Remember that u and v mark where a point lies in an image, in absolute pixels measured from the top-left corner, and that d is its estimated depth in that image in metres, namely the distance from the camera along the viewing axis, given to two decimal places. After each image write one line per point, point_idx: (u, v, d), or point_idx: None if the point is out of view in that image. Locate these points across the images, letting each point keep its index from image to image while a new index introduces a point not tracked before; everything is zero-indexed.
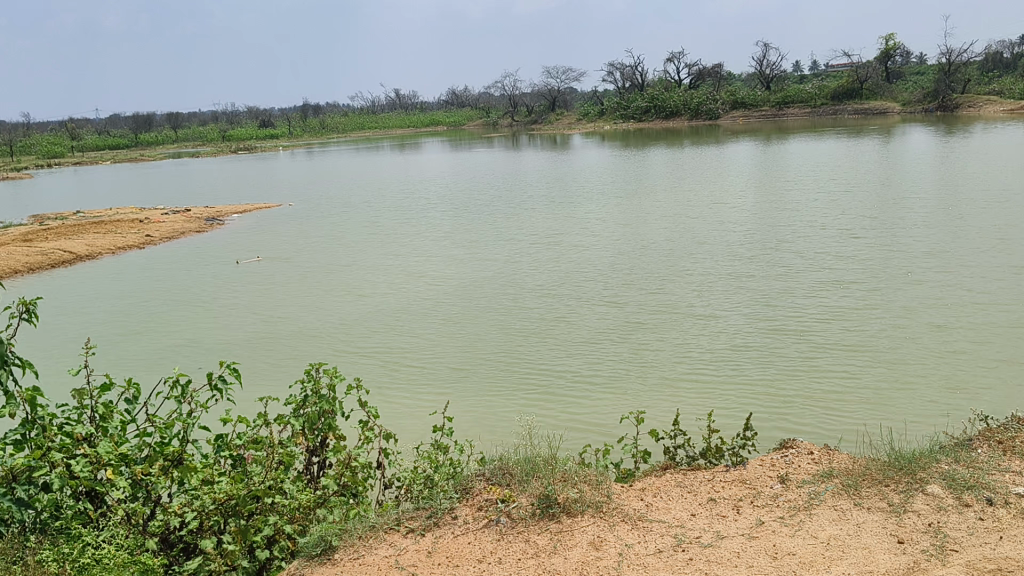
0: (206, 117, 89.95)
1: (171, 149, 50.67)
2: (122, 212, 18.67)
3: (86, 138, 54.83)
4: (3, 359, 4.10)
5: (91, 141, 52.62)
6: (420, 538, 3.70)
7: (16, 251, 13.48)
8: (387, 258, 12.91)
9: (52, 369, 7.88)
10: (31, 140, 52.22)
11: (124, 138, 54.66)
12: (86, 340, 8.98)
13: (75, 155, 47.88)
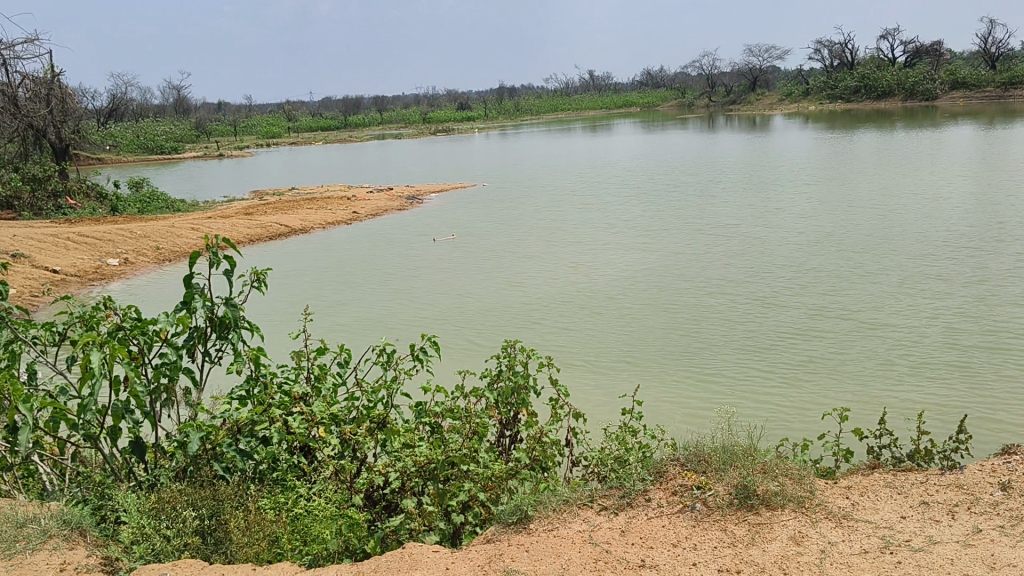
0: (412, 98, 94.67)
1: (379, 130, 53.63)
2: (330, 190, 19.88)
3: (303, 119, 59.16)
4: (234, 322, 4.50)
5: (308, 121, 56.61)
6: (613, 517, 3.72)
7: (240, 223, 14.70)
8: (574, 244, 13.06)
9: (274, 332, 8.52)
10: (257, 120, 56.98)
11: (336, 119, 58.45)
12: (302, 308, 9.69)
13: (291, 136, 51.44)
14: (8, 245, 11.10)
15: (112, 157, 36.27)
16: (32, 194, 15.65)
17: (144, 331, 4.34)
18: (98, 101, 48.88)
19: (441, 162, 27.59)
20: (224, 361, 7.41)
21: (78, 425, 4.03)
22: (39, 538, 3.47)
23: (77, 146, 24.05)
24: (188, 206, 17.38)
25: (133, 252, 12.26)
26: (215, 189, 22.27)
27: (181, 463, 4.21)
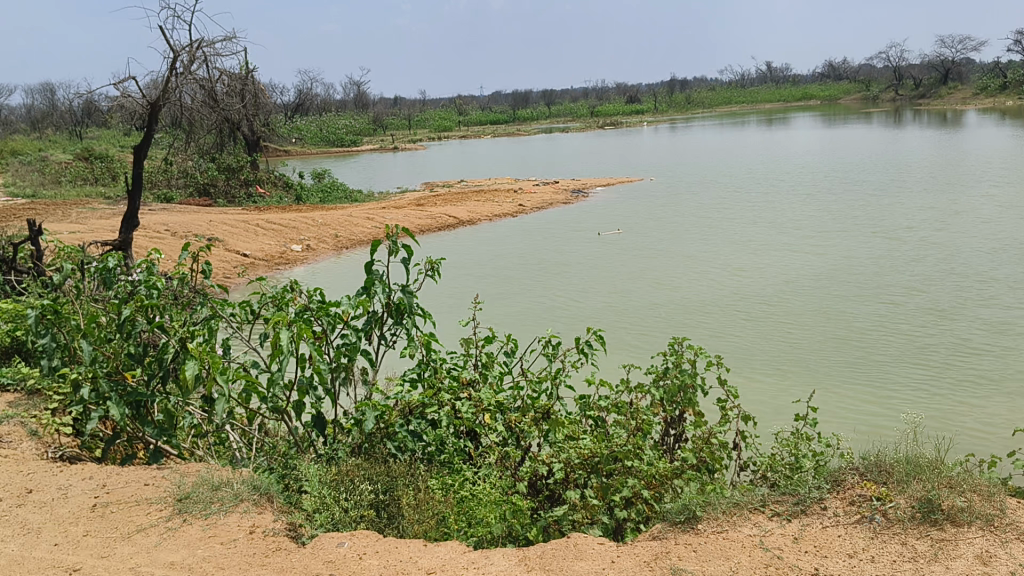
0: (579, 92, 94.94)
1: (546, 124, 54.12)
2: (497, 182, 20.25)
3: (472, 113, 60.63)
4: (408, 309, 4.68)
5: (477, 115, 57.91)
6: (786, 523, 3.60)
7: (411, 213, 15.27)
8: (741, 243, 12.72)
9: (446, 319, 8.79)
10: (430, 114, 58.92)
11: (505, 113, 59.47)
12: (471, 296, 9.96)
13: (461, 129, 52.88)
14: (206, 230, 12.04)
15: (298, 149, 38.60)
16: (227, 182, 16.92)
17: (327, 313, 4.59)
18: (285, 96, 52.08)
19: (606, 157, 27.54)
20: (397, 346, 7.71)
21: (267, 397, 4.31)
22: (232, 501, 3.73)
23: (267, 139, 25.74)
24: (364, 196, 18.22)
25: (315, 239, 12.97)
26: (389, 181, 23.24)
27: (357, 439, 4.43)
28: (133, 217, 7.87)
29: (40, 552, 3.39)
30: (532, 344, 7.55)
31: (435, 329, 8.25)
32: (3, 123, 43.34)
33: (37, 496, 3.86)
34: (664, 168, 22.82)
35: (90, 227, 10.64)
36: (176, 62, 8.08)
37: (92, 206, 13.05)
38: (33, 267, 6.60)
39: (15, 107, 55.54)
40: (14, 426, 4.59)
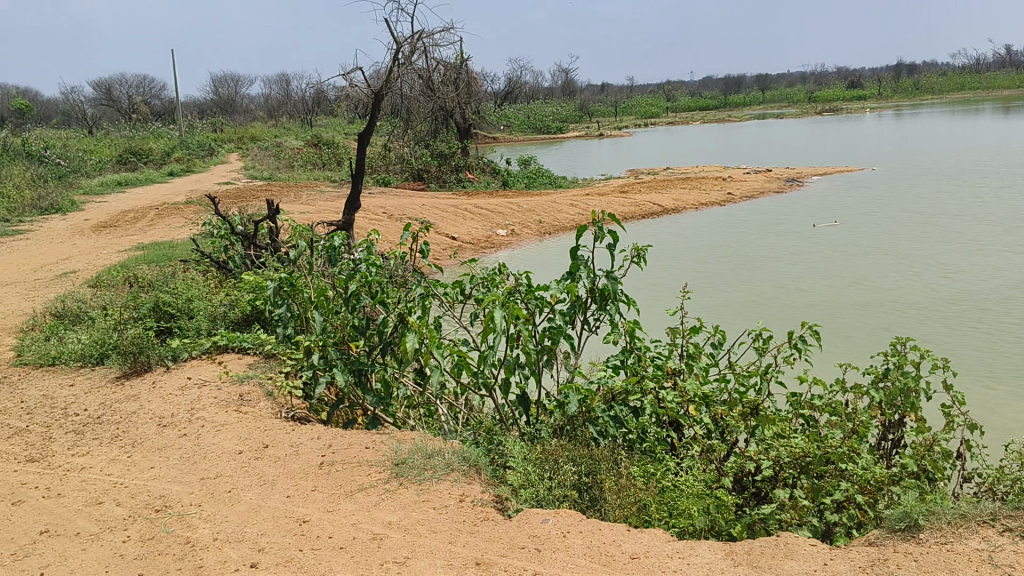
0: (793, 77, 90.75)
1: (758, 110, 52.16)
2: (705, 170, 19.82)
3: (680, 99, 59.60)
4: (614, 296, 4.68)
5: (685, 102, 56.82)
6: (1020, 540, 3.26)
7: (615, 201, 15.28)
8: (974, 241, 11.66)
9: (648, 307, 8.75)
10: (637, 100, 58.46)
11: (715, 99, 57.89)
12: (674, 285, 9.84)
13: (670, 116, 52.20)
14: (419, 213, 12.68)
15: (506, 136, 39.69)
16: (439, 168, 17.73)
17: (534, 296, 4.69)
18: (497, 84, 53.72)
19: (825, 145, 26.19)
20: (601, 332, 7.77)
21: (477, 374, 4.48)
22: (443, 470, 3.92)
23: (479, 126, 26.60)
24: (569, 182, 18.45)
25: (520, 224, 13.29)
26: (594, 167, 23.35)
27: (560, 421, 4.51)
28: (356, 199, 8.40)
29: (275, 502, 3.72)
30: (741, 336, 7.35)
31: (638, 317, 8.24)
32: (245, 112, 47.77)
33: (272, 450, 4.24)
34: (888, 157, 21.36)
35: (317, 208, 11.49)
36: (399, 52, 8.53)
37: (319, 189, 14.11)
38: (272, 243, 7.22)
39: (257, 96, 60.95)
40: (253, 385, 5.07)
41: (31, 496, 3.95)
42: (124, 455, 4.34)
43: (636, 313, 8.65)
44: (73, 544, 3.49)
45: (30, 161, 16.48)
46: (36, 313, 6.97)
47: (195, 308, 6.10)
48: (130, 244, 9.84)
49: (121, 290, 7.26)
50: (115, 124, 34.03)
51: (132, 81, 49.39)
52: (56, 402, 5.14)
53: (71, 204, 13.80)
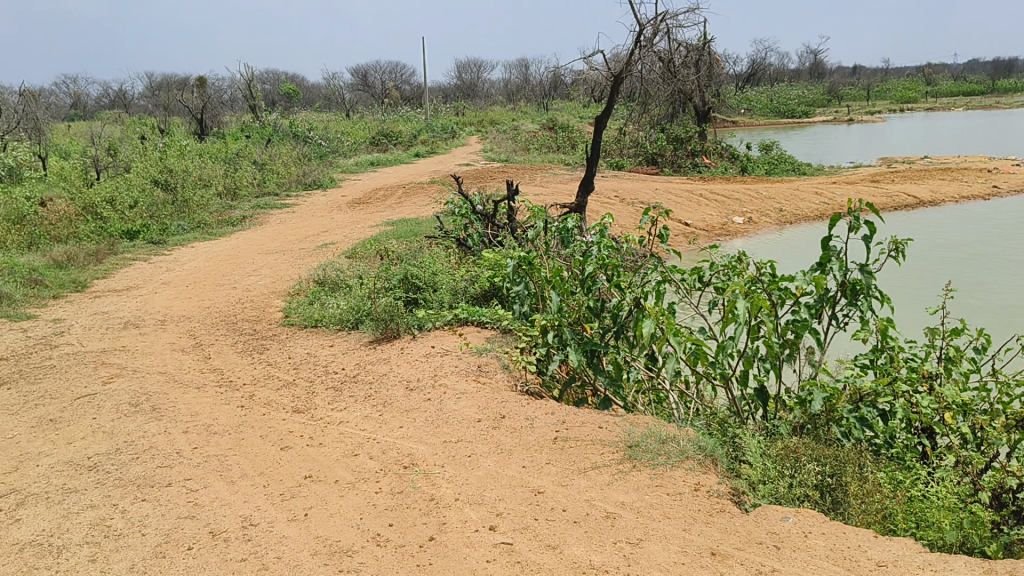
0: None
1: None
2: (970, 161, 18.10)
3: (941, 83, 54.68)
4: (867, 290, 4.39)
5: (948, 86, 52.05)
6: None
7: (864, 190, 14.34)
8: None
9: (905, 306, 8.13)
10: (891, 84, 54.28)
11: (983, 83, 52.65)
12: (933, 283, 9.09)
13: (928, 101, 48.03)
14: (654, 198, 12.61)
15: (745, 121, 38.37)
16: (674, 153, 17.61)
17: (778, 288, 4.51)
18: (737, 67, 51.98)
19: None
20: (848, 329, 7.35)
21: (714, 364, 4.40)
22: (678, 457, 3.89)
23: (717, 110, 25.88)
24: (813, 169, 17.54)
25: (758, 212, 12.84)
26: (842, 155, 22.01)
27: (800, 419, 4.33)
28: (590, 182, 8.46)
29: (512, 471, 3.87)
30: (1015, 344, 6.67)
31: (893, 314, 7.69)
32: (485, 96, 49.64)
33: (509, 422, 4.40)
34: None
35: (552, 190, 11.74)
36: (642, 35, 8.50)
37: (555, 171, 14.41)
38: (509, 224, 7.45)
39: (497, 81, 63.10)
40: (491, 357, 5.28)
41: (297, 442, 4.37)
42: (375, 413, 4.70)
43: (889, 310, 8.09)
44: (332, 490, 3.83)
45: (296, 141, 18.15)
46: (301, 279, 7.69)
47: (439, 282, 6.45)
48: (381, 219, 10.58)
49: (373, 262, 7.84)
50: (371, 107, 36.53)
51: (386, 67, 52.80)
52: (318, 360, 5.66)
53: (330, 181, 15.06)
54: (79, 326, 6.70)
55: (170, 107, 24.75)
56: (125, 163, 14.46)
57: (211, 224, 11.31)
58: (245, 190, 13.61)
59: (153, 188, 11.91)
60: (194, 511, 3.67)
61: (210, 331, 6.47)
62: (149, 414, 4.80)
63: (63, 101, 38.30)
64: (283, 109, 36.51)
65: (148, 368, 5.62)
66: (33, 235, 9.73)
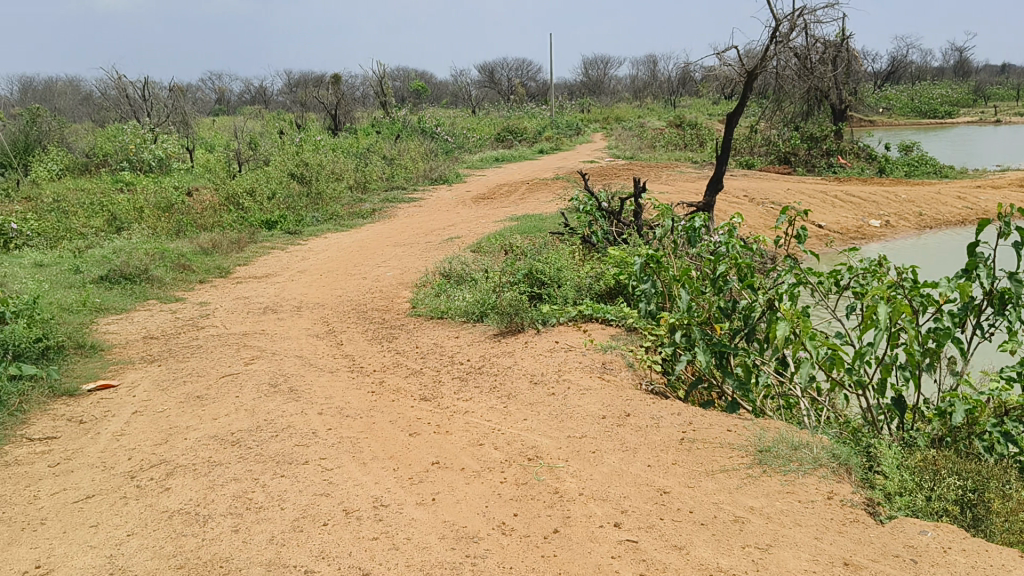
0: None
1: None
2: None
3: None
4: (1017, 299, 4.13)
5: None
6: None
7: (1015, 194, 13.48)
8: None
9: None
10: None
11: None
12: None
13: None
14: (785, 199, 12.24)
15: (884, 120, 36.71)
16: (808, 152, 17.02)
17: (919, 294, 4.29)
18: (875, 64, 49.80)
19: None
20: (994, 340, 6.93)
21: (849, 370, 4.24)
22: (810, 464, 3.77)
23: (853, 109, 24.87)
24: (958, 172, 16.61)
25: (895, 216, 12.27)
26: (991, 158, 20.75)
27: (939, 432, 4.12)
28: (719, 180, 8.30)
29: (637, 469, 3.85)
30: None
31: None
32: (610, 94, 49.38)
33: (633, 420, 4.39)
34: None
35: (678, 189, 11.58)
36: (777, 30, 8.27)
37: (681, 169, 14.20)
38: (635, 222, 7.40)
39: (623, 78, 62.65)
40: (615, 355, 5.26)
41: (425, 429, 4.49)
42: (500, 405, 4.76)
43: None
44: (459, 477, 3.91)
45: (424, 137, 18.56)
46: (428, 271, 7.87)
47: (564, 278, 6.48)
48: (506, 215, 10.70)
49: (498, 257, 7.94)
50: (497, 104, 36.96)
51: (512, 64, 53.31)
52: (444, 350, 5.78)
53: (455, 177, 15.34)
54: (222, 309, 7.08)
55: (306, 103, 25.80)
56: (264, 155, 15.17)
57: (343, 216, 11.72)
58: (375, 183, 14.03)
59: (289, 181, 12.44)
60: (328, 489, 3.82)
61: (342, 318, 6.72)
62: (286, 395, 5.03)
63: (209, 97, 40.49)
64: (412, 105, 37.41)
65: (285, 351, 5.89)
66: (181, 223, 10.34)
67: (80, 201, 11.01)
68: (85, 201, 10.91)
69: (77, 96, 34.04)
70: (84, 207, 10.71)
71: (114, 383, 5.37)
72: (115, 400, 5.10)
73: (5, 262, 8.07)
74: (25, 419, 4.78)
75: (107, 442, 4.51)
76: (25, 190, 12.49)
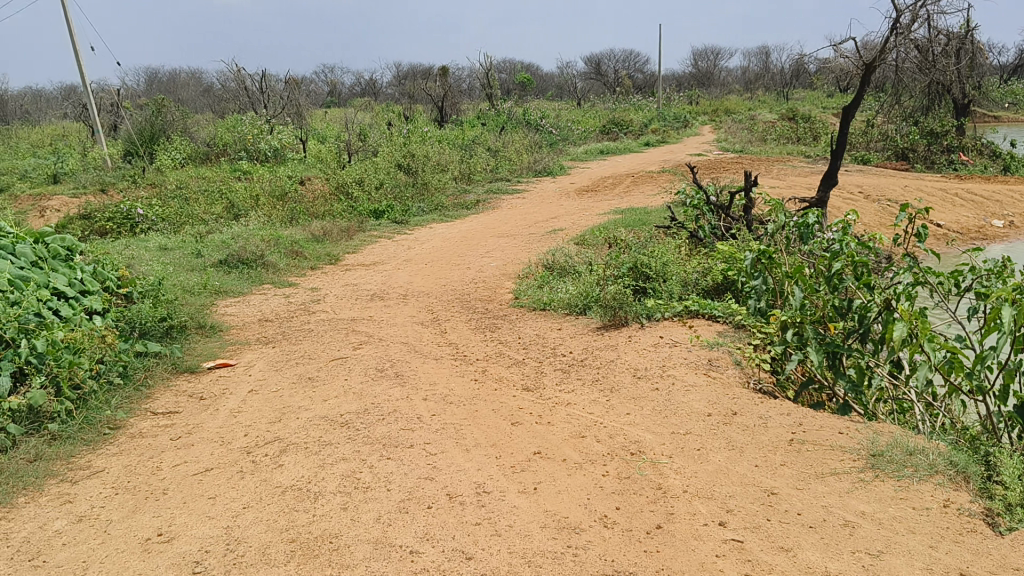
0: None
1: None
2: None
3: None
4: None
5: None
6: None
7: None
8: None
9: None
10: None
11: None
12: None
13: None
14: (902, 196, 11.78)
15: (1012, 115, 34.81)
16: (927, 148, 16.34)
17: None
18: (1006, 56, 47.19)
19: None
20: None
21: (971, 375, 4.03)
22: (927, 471, 3.61)
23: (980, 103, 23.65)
24: None
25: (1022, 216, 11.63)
26: None
27: None
28: (833, 176, 8.04)
29: (744, 469, 3.78)
30: None
31: None
32: (719, 86, 48.42)
33: (740, 419, 4.30)
34: None
35: (789, 184, 11.28)
36: (898, 21, 7.93)
37: (791, 164, 13.82)
38: (744, 217, 7.25)
39: (735, 70, 61.30)
40: (722, 352, 5.17)
41: (527, 419, 4.52)
42: (603, 398, 4.75)
43: None
44: (561, 468, 3.93)
45: (529, 129, 18.62)
46: (531, 263, 7.91)
47: (670, 273, 6.40)
48: (609, 208, 10.64)
49: (601, 250, 7.92)
50: (602, 97, 36.72)
51: (619, 56, 52.91)
52: (546, 341, 5.80)
53: (559, 169, 15.36)
54: (332, 295, 7.31)
55: (415, 95, 26.28)
56: (373, 146, 15.54)
57: (448, 207, 11.90)
58: (479, 175, 14.18)
59: (397, 171, 12.71)
60: (432, 473, 3.90)
61: (447, 307, 6.83)
62: (393, 379, 5.16)
63: (323, 89, 41.73)
64: (518, 97, 37.60)
65: (391, 337, 6.03)
66: (295, 211, 10.71)
67: (201, 188, 11.54)
68: (205, 189, 11.42)
69: (199, 88, 35.64)
70: (204, 194, 11.22)
71: (231, 362, 5.61)
72: (232, 378, 5.34)
73: (133, 245, 8.53)
74: (149, 394, 5.05)
75: (225, 418, 4.73)
76: (151, 176, 13.18)
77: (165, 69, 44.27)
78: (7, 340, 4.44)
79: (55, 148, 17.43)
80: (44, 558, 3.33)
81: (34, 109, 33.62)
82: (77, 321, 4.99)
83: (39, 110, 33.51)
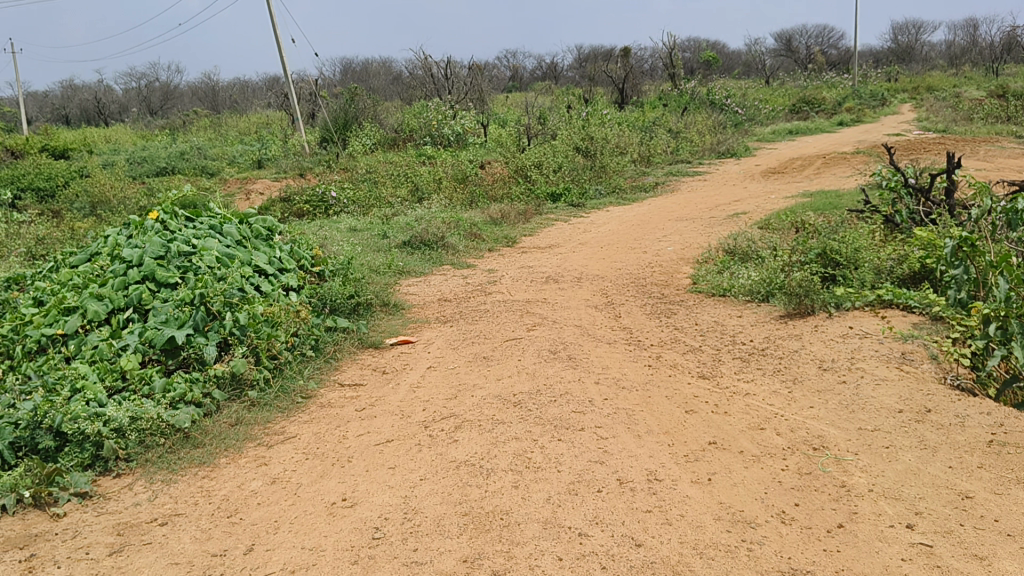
0: None
1: None
2: None
3: None
4: None
5: None
6: None
7: None
8: None
9: None
10: None
11: None
12: None
13: None
14: None
15: None
16: None
17: None
18: None
19: None
20: None
21: None
22: None
23: None
24: None
25: None
26: None
27: None
28: None
29: (937, 470, 3.50)
30: None
31: None
32: (923, 60, 45.01)
33: (935, 417, 3.98)
34: None
35: (999, 165, 10.34)
36: None
37: (1001, 144, 12.66)
38: (946, 201, 6.64)
39: (942, 42, 56.75)
40: (917, 346, 4.80)
41: (702, 408, 4.41)
42: (784, 390, 4.54)
43: None
44: (736, 460, 3.79)
45: (713, 110, 18.09)
46: (711, 248, 7.69)
47: (862, 260, 6.01)
48: (797, 190, 10.14)
49: (787, 234, 7.56)
50: (792, 76, 35.05)
51: (812, 31, 50.32)
52: (725, 329, 5.63)
53: (744, 150, 14.85)
54: (509, 277, 7.43)
55: (596, 77, 26.19)
56: (552, 129, 15.64)
57: (626, 189, 11.80)
58: (658, 157, 13.96)
59: (575, 154, 12.74)
60: (603, 457, 3.88)
61: (622, 291, 6.78)
62: (566, 361, 5.18)
63: (505, 74, 42.42)
64: (702, 76, 36.55)
65: (566, 319, 6.06)
66: (475, 194, 10.98)
67: (388, 172, 12.07)
68: (392, 172, 11.94)
69: (389, 76, 37.18)
70: (391, 177, 11.72)
71: (413, 339, 5.84)
72: (413, 354, 5.56)
73: (326, 227, 9.05)
74: (338, 366, 5.36)
75: (405, 393, 4.93)
76: (344, 161, 13.94)
77: (359, 59, 46.54)
78: (214, 312, 4.84)
79: (261, 136, 18.78)
80: (241, 515, 3.62)
81: (243, 99, 36.31)
82: (276, 296, 5.36)
83: (248, 100, 36.15)
